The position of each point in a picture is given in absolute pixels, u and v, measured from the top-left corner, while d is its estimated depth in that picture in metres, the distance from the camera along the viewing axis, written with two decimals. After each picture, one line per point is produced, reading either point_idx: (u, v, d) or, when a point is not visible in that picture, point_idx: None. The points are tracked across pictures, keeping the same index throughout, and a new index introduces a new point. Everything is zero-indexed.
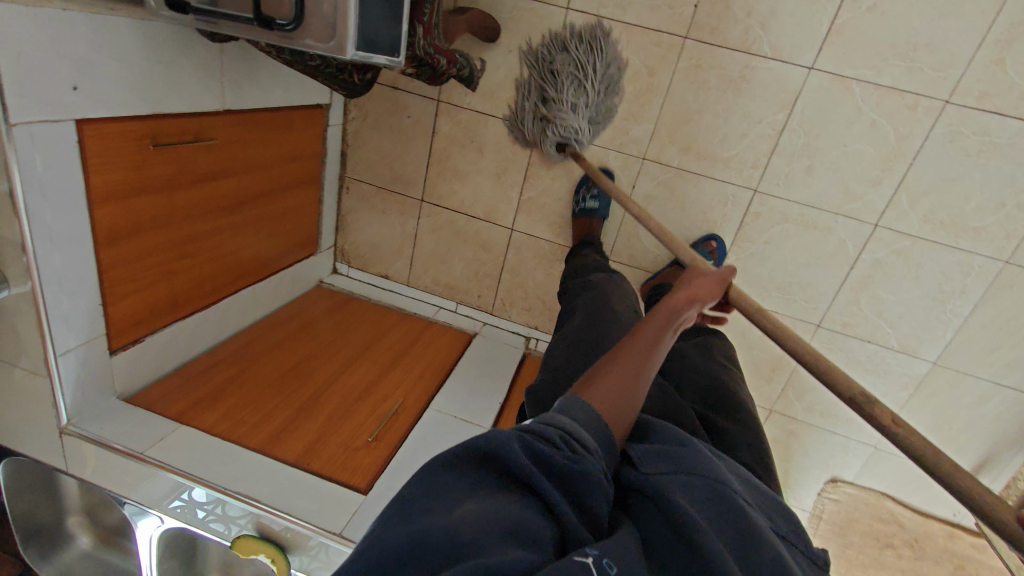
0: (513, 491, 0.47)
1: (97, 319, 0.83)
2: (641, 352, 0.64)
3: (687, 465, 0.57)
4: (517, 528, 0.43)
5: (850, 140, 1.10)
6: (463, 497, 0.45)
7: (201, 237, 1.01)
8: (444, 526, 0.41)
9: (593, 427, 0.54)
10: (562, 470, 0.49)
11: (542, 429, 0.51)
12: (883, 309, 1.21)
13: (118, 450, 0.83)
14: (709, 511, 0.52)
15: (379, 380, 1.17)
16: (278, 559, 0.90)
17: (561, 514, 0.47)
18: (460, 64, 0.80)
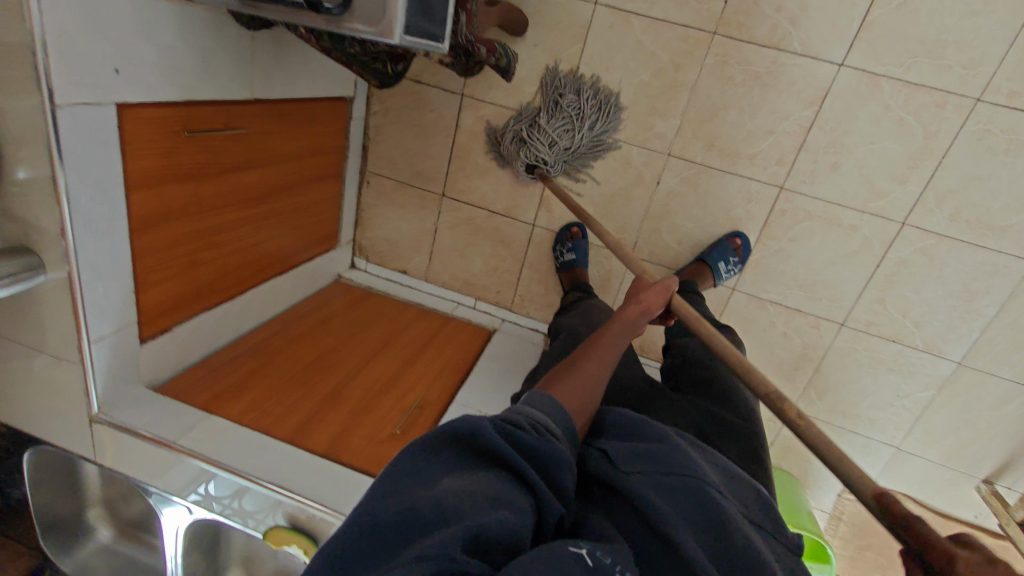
0: (488, 468, 0.49)
1: (131, 306, 0.83)
2: (599, 360, 0.71)
3: (665, 458, 0.59)
4: (496, 501, 0.45)
5: (878, 137, 1.10)
6: (442, 471, 0.47)
7: (230, 227, 1.01)
8: (427, 498, 0.43)
9: (553, 415, 0.58)
10: (530, 450, 0.52)
11: (516, 418, 0.54)
12: (907, 308, 1.21)
13: (145, 436, 0.83)
14: (689, 504, 0.54)
15: (403, 374, 1.16)
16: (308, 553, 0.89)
17: (535, 490, 0.50)
18: (499, 54, 0.80)
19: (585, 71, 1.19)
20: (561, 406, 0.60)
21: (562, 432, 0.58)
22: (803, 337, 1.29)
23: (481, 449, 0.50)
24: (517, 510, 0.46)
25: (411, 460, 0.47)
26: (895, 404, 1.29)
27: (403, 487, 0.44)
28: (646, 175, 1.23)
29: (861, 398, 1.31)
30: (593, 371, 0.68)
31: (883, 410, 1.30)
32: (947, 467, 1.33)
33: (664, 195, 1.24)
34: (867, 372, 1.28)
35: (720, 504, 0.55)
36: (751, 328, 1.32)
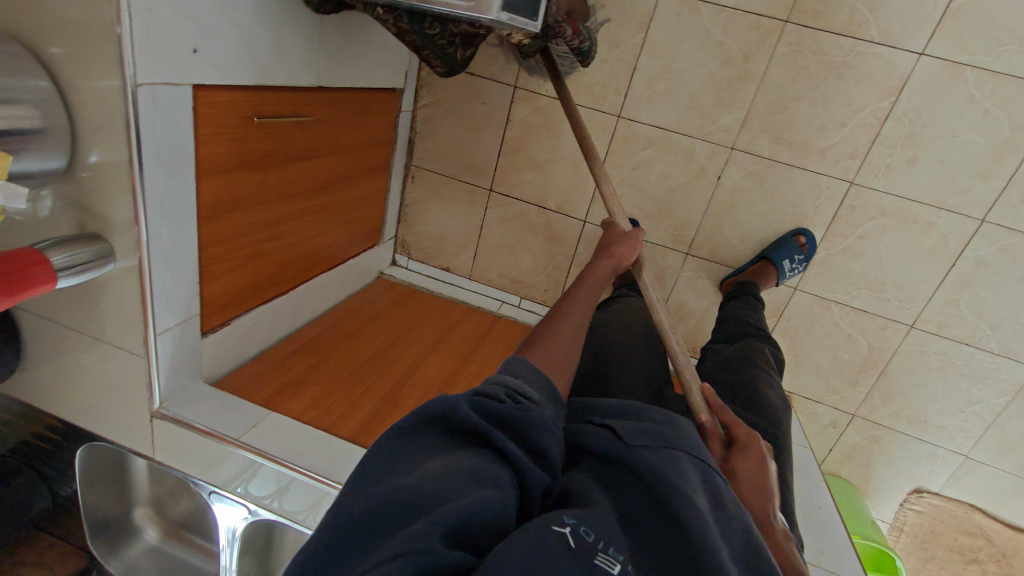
0: (469, 445, 0.48)
1: (195, 298, 0.80)
2: (577, 317, 0.78)
3: (663, 433, 0.57)
4: (479, 479, 0.45)
5: (960, 129, 1.05)
6: (422, 456, 0.46)
7: (289, 219, 0.99)
8: (406, 485, 0.42)
9: (536, 384, 0.59)
10: (513, 423, 0.51)
11: (489, 390, 0.54)
12: (985, 310, 1.15)
13: (199, 429, 0.80)
14: (689, 473, 0.52)
15: (456, 373, 1.13)
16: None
17: (517, 463, 0.48)
18: (583, 34, 0.77)
19: (650, 62, 1.16)
20: (536, 368, 0.62)
21: (544, 398, 0.59)
22: (868, 340, 1.25)
23: (460, 429, 0.49)
24: (499, 485, 0.45)
25: (389, 450, 0.46)
26: (966, 410, 1.23)
27: (382, 477, 0.44)
28: (709, 170, 1.22)
29: (928, 404, 1.26)
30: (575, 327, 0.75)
31: (953, 416, 1.25)
32: (1018, 477, 1.27)
33: (728, 190, 1.22)
34: (936, 377, 1.23)
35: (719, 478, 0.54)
36: (814, 329, 1.27)
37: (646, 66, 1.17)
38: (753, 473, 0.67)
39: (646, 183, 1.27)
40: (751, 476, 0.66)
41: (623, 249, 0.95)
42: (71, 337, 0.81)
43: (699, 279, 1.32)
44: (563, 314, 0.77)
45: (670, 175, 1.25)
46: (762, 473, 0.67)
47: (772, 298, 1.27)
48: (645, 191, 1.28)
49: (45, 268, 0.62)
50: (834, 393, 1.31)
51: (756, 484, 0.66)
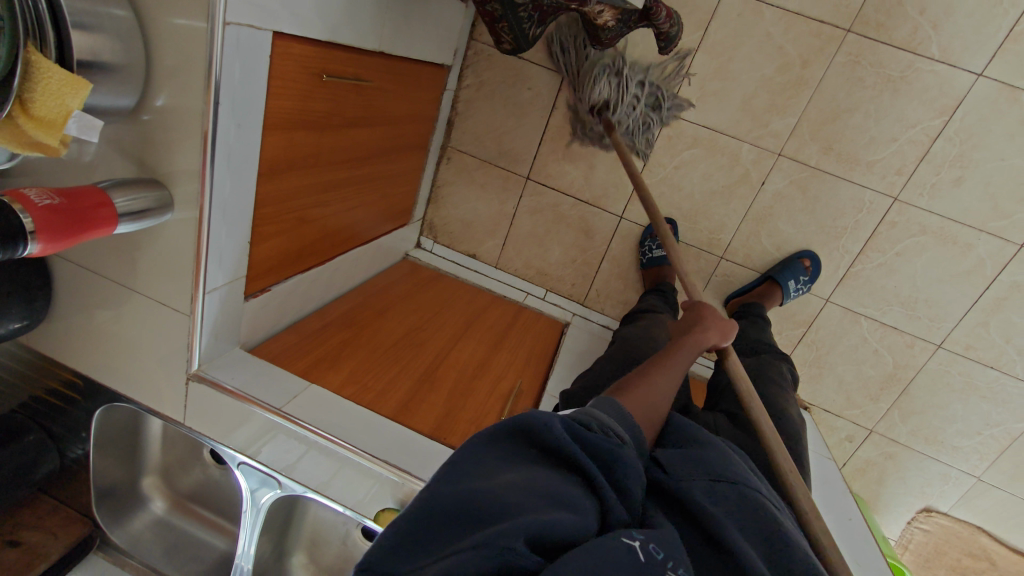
0: (554, 466, 0.45)
1: (243, 258, 0.77)
2: (667, 376, 0.69)
3: (713, 465, 0.55)
4: (563, 498, 0.41)
5: (1009, 154, 1.06)
6: (507, 465, 0.44)
7: (338, 186, 0.96)
8: (493, 490, 0.40)
9: (621, 422, 0.54)
10: (600, 452, 0.48)
11: (584, 420, 0.50)
12: (1013, 334, 1.17)
13: (228, 390, 0.77)
14: (734, 505, 0.51)
15: (489, 360, 1.10)
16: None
17: (601, 493, 0.45)
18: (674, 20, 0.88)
19: (705, 60, 1.15)
20: (628, 415, 0.56)
21: (627, 435, 0.53)
22: (894, 357, 1.25)
23: (548, 446, 0.46)
24: (582, 508, 0.42)
25: (475, 451, 0.44)
26: (983, 432, 1.25)
27: (467, 476, 0.42)
28: (753, 175, 1.21)
29: (947, 425, 1.27)
30: (667, 388, 0.67)
31: (970, 438, 1.27)
32: None
33: (770, 197, 1.21)
34: (958, 398, 1.24)
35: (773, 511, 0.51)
36: (841, 343, 1.28)
37: (702, 64, 1.16)
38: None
39: (688, 184, 1.26)
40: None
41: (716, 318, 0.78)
42: (108, 290, 0.77)
43: (730, 284, 1.32)
44: (652, 370, 0.69)
45: (713, 177, 1.24)
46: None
47: (803, 309, 1.27)
48: (686, 191, 1.27)
49: (109, 211, 0.59)
50: (854, 409, 1.32)
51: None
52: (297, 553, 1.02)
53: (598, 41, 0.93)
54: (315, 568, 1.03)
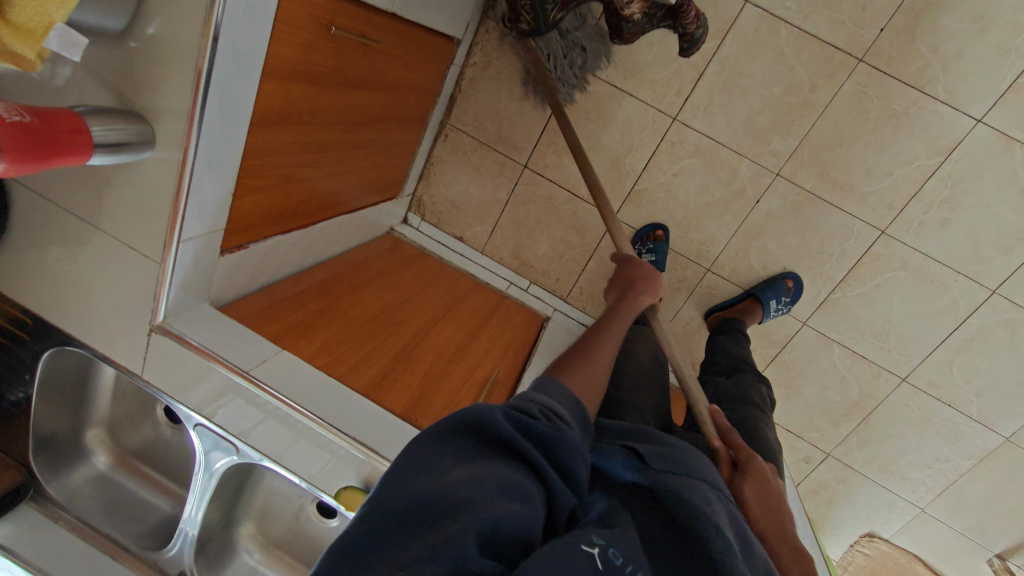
0: (501, 455, 0.42)
1: (225, 210, 0.72)
2: (606, 354, 0.68)
3: (686, 464, 0.55)
4: (514, 489, 0.39)
5: (995, 202, 1.09)
6: (453, 460, 0.40)
7: (329, 148, 0.91)
8: (441, 486, 0.37)
9: (562, 406, 0.51)
10: (545, 442, 0.44)
11: (526, 406, 0.47)
12: (974, 376, 1.20)
13: (192, 346, 0.73)
14: (706, 499, 0.50)
15: (466, 344, 1.07)
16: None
17: (551, 483, 0.42)
18: (701, 23, 0.92)
19: (718, 70, 1.14)
20: (568, 391, 0.54)
21: (574, 424, 0.50)
22: (860, 385, 1.28)
23: (494, 440, 0.42)
24: (532, 500, 0.39)
25: (417, 448, 0.41)
26: (933, 467, 1.29)
27: (411, 476, 0.38)
28: (749, 192, 1.21)
29: (900, 456, 1.31)
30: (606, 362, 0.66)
31: (920, 470, 1.31)
32: (964, 537, 1.35)
33: (763, 215, 1.22)
34: (915, 432, 1.27)
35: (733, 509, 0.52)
36: (812, 367, 1.30)
37: (714, 74, 1.15)
38: (762, 497, 0.61)
39: (685, 192, 1.25)
40: (759, 498, 0.61)
41: (645, 284, 0.85)
42: (72, 226, 0.72)
43: (712, 297, 1.32)
44: (590, 347, 0.68)
45: (709, 189, 1.24)
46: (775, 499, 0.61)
47: (780, 329, 1.29)
48: (681, 199, 1.26)
49: (84, 138, 0.54)
50: (815, 432, 1.35)
51: (766, 503, 0.61)
52: (246, 523, 0.98)
53: (617, 37, 0.97)
54: (263, 540, 0.99)
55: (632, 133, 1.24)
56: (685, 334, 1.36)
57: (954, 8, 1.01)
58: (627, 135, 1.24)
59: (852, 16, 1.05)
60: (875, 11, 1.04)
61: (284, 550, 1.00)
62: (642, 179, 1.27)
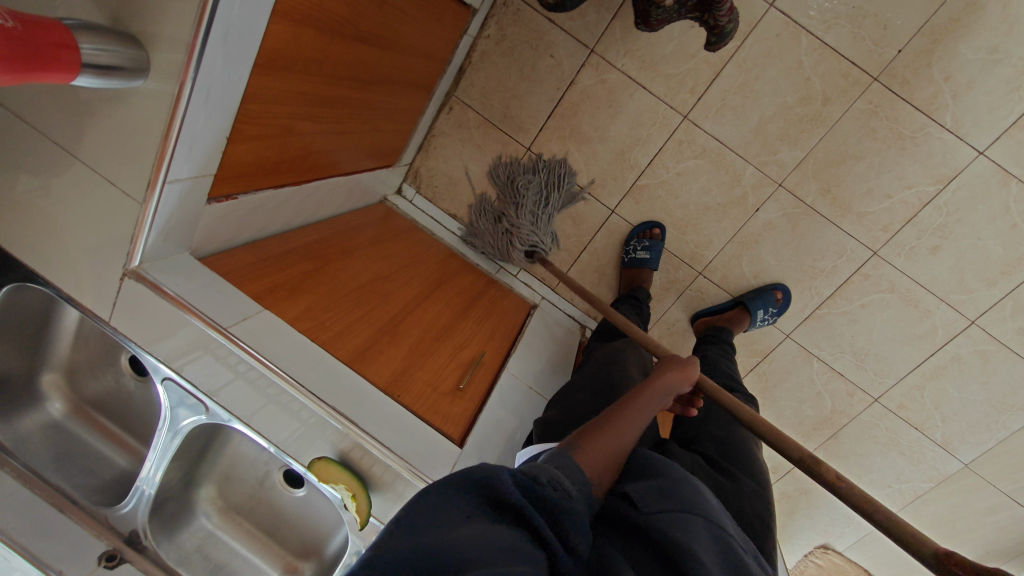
0: (504, 520, 0.41)
1: (216, 153, 0.68)
2: (633, 430, 0.61)
3: (680, 495, 0.54)
4: (514, 554, 0.38)
5: (985, 234, 1.11)
6: (454, 521, 0.39)
7: (330, 103, 0.86)
8: (447, 542, 0.37)
9: (575, 474, 0.49)
10: (549, 507, 0.43)
11: (542, 474, 0.45)
12: (943, 402, 1.23)
13: (168, 295, 0.69)
14: (698, 534, 0.49)
15: (454, 325, 1.04)
16: (358, 495, 0.77)
17: (551, 546, 0.42)
18: (733, 16, 0.93)
19: (734, 73, 1.13)
20: (582, 467, 0.50)
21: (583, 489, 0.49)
22: (834, 402, 1.30)
23: (498, 501, 0.42)
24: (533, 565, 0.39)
25: (427, 501, 0.41)
26: (893, 486, 1.32)
27: (415, 528, 0.38)
28: (749, 200, 1.21)
29: (863, 473, 1.34)
30: (633, 431, 0.61)
31: (880, 488, 1.34)
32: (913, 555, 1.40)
33: (760, 224, 1.22)
34: (879, 451, 1.30)
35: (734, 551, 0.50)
36: (790, 379, 1.31)
37: (729, 76, 1.13)
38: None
39: (686, 193, 1.24)
40: None
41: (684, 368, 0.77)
42: (46, 153, 0.66)
43: (701, 301, 1.32)
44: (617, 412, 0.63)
45: (711, 192, 1.23)
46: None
47: (763, 339, 1.30)
48: (681, 200, 1.25)
49: (72, 55, 0.50)
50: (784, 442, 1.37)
51: None
52: (206, 486, 0.94)
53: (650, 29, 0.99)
54: (223, 504, 0.96)
55: (640, 127, 1.22)
56: (670, 336, 1.35)
57: (972, 37, 1.02)
58: (635, 129, 1.22)
59: (872, 33, 1.05)
60: (895, 31, 1.04)
61: (244, 516, 0.97)
62: (645, 175, 1.25)
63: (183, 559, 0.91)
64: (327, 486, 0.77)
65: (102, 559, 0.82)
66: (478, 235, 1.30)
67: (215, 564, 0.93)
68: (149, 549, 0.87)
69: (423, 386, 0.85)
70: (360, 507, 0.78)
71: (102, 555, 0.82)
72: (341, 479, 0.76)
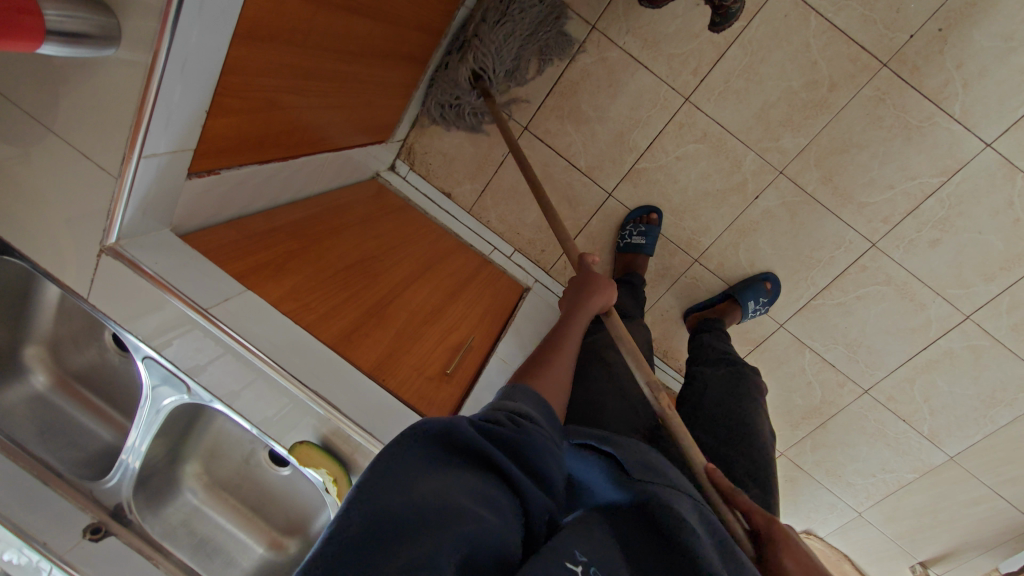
0: (475, 465, 0.39)
1: (195, 128, 0.65)
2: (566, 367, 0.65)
3: (667, 473, 0.50)
4: (478, 497, 0.36)
5: (987, 229, 1.09)
6: (422, 466, 0.36)
7: (318, 77, 0.84)
8: (409, 495, 0.34)
9: (532, 403, 0.52)
10: (510, 445, 0.43)
11: (493, 414, 0.45)
12: (932, 395, 1.23)
13: (147, 274, 0.67)
14: (689, 506, 0.46)
15: (442, 308, 1.03)
16: (339, 479, 0.76)
17: (520, 486, 0.41)
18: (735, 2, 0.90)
19: (738, 54, 1.09)
20: (534, 394, 0.54)
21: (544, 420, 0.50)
22: (824, 392, 1.29)
23: (462, 448, 0.39)
24: (498, 505, 0.38)
25: (395, 451, 0.36)
26: (877, 475, 1.33)
27: (377, 489, 0.33)
28: (749, 186, 1.18)
29: (848, 462, 1.34)
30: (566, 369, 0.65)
31: (864, 477, 1.35)
32: (893, 543, 1.41)
33: (759, 212, 1.20)
34: (866, 442, 1.30)
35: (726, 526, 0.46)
36: (781, 369, 1.31)
37: (733, 58, 1.10)
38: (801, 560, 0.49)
39: (685, 177, 1.22)
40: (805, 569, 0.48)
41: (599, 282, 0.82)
42: (17, 124, 0.63)
43: (695, 289, 1.30)
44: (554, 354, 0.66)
45: (710, 177, 1.20)
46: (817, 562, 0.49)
47: (756, 328, 1.29)
48: (680, 184, 1.23)
49: (35, 22, 0.47)
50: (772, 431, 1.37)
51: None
52: (191, 462, 0.94)
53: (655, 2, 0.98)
54: (209, 480, 0.95)
55: (641, 108, 1.19)
56: (663, 322, 1.33)
57: (988, 24, 0.98)
58: (636, 109, 1.19)
59: (885, 17, 1.01)
60: (908, 16, 1.00)
61: (231, 493, 0.96)
62: (644, 158, 1.22)
63: (168, 534, 0.89)
64: (305, 472, 0.75)
65: (87, 531, 0.80)
66: (497, 50, 1.13)
67: (200, 538, 0.92)
68: (134, 522, 0.85)
69: (408, 369, 0.83)
70: (339, 492, 0.76)
71: (87, 527, 0.81)
72: (321, 463, 0.74)
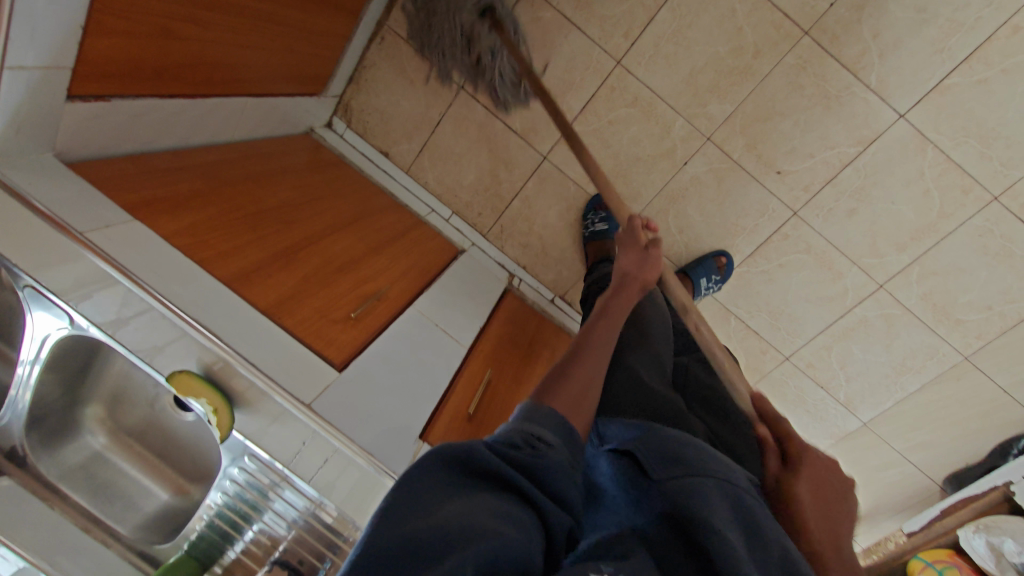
0: (492, 488, 0.39)
1: (69, 44, 0.63)
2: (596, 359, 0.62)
3: (690, 459, 0.49)
4: (501, 515, 0.36)
5: (899, 200, 1.12)
6: (440, 495, 0.36)
7: (225, 10, 0.82)
8: (431, 523, 0.33)
9: (552, 425, 0.47)
10: (532, 471, 0.41)
11: (508, 436, 0.43)
12: (847, 362, 1.27)
13: (39, 211, 0.61)
14: (716, 498, 0.45)
15: (362, 259, 1.02)
16: (221, 411, 0.74)
17: (539, 504, 0.40)
18: None
19: (667, 18, 1.10)
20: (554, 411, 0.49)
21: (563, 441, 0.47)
22: (747, 358, 1.33)
23: (477, 472, 0.39)
24: (522, 525, 0.37)
25: (415, 477, 0.37)
26: None
27: (397, 512, 0.34)
28: (678, 152, 1.20)
29: None
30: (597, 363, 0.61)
31: None
32: None
33: (688, 178, 1.21)
34: (787, 408, 1.36)
35: (750, 505, 0.46)
36: None
37: (662, 21, 1.11)
38: (819, 487, 0.50)
39: (617, 142, 1.22)
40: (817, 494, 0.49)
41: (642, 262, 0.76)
42: None
43: None
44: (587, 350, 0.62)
45: (641, 142, 1.21)
46: (836, 487, 0.51)
47: None
48: (613, 149, 1.23)
49: None
50: None
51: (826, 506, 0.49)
52: (93, 405, 0.84)
53: None
54: (114, 425, 0.86)
55: (574, 71, 1.18)
56: None
57: None
58: (569, 72, 1.18)
59: None
60: None
61: (137, 440, 0.88)
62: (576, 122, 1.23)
63: (64, 479, 0.80)
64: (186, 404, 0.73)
65: None
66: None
67: (99, 485, 0.83)
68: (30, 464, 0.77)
69: (311, 310, 0.83)
70: (223, 425, 0.74)
71: None
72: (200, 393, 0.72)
